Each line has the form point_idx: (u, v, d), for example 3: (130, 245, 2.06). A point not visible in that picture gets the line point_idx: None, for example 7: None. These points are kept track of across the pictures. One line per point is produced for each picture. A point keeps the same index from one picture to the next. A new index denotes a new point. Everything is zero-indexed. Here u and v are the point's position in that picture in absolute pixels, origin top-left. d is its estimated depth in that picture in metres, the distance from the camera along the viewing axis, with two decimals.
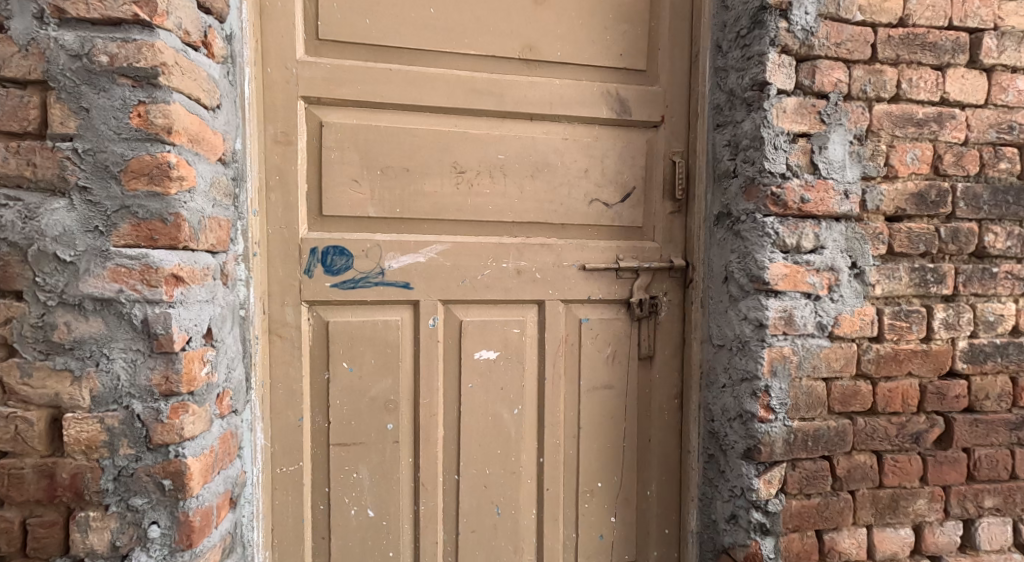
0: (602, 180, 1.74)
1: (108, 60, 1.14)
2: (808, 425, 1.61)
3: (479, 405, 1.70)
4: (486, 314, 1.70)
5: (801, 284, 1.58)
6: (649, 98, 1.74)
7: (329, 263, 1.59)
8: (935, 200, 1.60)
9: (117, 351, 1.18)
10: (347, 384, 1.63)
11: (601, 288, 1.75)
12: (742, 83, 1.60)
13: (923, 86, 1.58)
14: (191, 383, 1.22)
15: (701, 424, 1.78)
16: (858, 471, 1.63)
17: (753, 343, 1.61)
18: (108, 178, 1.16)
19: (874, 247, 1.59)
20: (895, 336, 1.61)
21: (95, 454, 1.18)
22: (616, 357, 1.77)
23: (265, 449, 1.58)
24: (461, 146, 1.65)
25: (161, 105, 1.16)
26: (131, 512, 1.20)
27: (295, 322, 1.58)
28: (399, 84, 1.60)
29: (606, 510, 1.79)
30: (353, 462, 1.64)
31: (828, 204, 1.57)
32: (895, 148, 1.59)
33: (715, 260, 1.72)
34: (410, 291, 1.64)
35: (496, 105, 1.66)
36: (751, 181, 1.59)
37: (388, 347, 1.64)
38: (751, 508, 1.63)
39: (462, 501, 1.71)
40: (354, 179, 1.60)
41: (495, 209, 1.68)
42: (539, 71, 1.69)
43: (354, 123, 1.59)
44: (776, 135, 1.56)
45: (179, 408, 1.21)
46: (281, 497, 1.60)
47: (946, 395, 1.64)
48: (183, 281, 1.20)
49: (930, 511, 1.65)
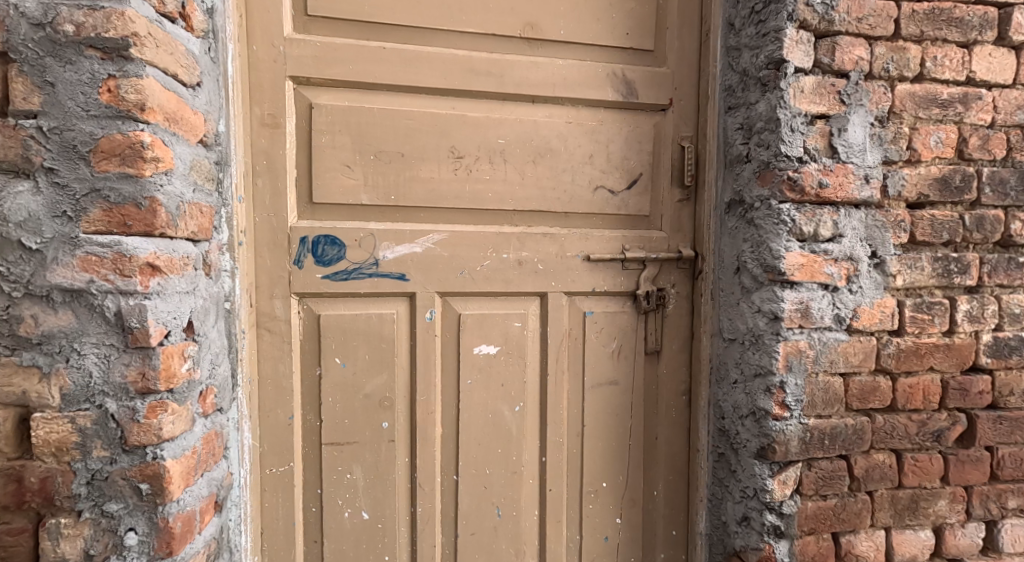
0: (608, 166, 1.66)
1: (74, 30, 1.05)
2: (825, 423, 1.53)
3: (479, 402, 1.63)
4: (486, 306, 1.62)
5: (818, 275, 1.50)
6: (656, 79, 1.66)
7: (320, 253, 1.51)
8: (960, 185, 1.51)
9: (89, 346, 1.10)
10: (339, 381, 1.55)
11: (607, 280, 1.67)
12: (756, 62, 1.51)
13: (948, 65, 1.49)
14: (169, 380, 1.14)
15: (711, 422, 1.70)
16: (876, 471, 1.55)
17: (767, 337, 1.53)
18: (77, 158, 1.07)
19: (895, 236, 1.51)
20: (916, 329, 1.53)
21: (66, 456, 1.09)
22: (621, 351, 1.69)
23: (252, 448, 1.50)
24: (459, 130, 1.57)
25: (133, 80, 1.08)
26: (106, 519, 1.12)
27: (285, 316, 1.50)
28: (393, 64, 1.52)
29: (611, 512, 1.72)
30: (346, 463, 1.56)
31: (847, 189, 1.49)
32: (918, 131, 1.50)
33: (726, 249, 1.63)
34: (406, 283, 1.56)
35: (495, 87, 1.58)
36: (766, 165, 1.51)
37: (383, 342, 1.56)
38: (764, 510, 1.55)
39: (461, 502, 1.63)
40: (347, 164, 1.51)
41: (495, 197, 1.60)
42: (542, 50, 1.60)
43: (345, 105, 1.50)
44: (792, 116, 1.47)
45: (157, 407, 1.13)
46: (271, 499, 1.52)
47: (969, 391, 1.55)
48: (159, 271, 1.12)
49: (951, 513, 1.57)
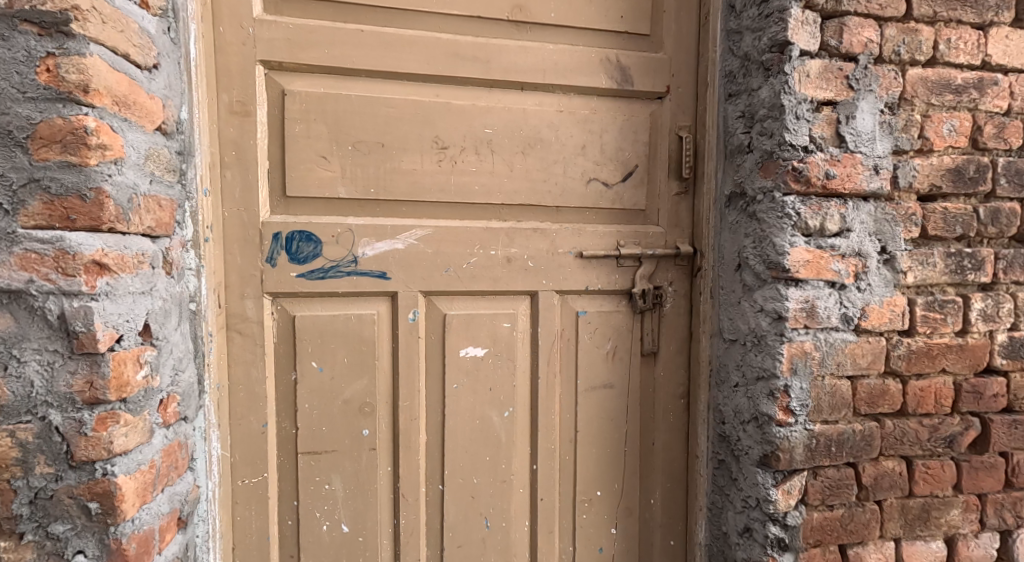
0: (601, 158, 1.56)
1: (6, 2, 0.96)
2: (831, 429, 1.45)
3: (466, 407, 1.53)
4: (474, 306, 1.53)
5: (824, 272, 1.41)
6: (653, 66, 1.57)
7: (294, 249, 1.41)
8: (974, 176, 1.42)
9: (30, 353, 1.00)
10: (316, 386, 1.45)
11: (601, 278, 1.58)
12: (759, 45, 1.42)
13: (963, 48, 1.40)
14: (121, 389, 1.04)
15: (711, 427, 1.61)
16: (885, 479, 1.46)
17: (770, 338, 1.44)
18: (12, 145, 0.98)
19: (905, 230, 1.42)
20: (927, 329, 1.44)
21: (5, 473, 1.00)
22: (616, 353, 1.60)
23: (221, 459, 1.40)
24: (443, 118, 1.47)
25: (74, 59, 0.98)
26: (51, 541, 1.03)
27: (257, 318, 1.41)
28: (372, 48, 1.42)
29: (605, 521, 1.63)
30: (325, 473, 1.47)
31: (855, 181, 1.40)
32: (931, 118, 1.41)
33: (727, 245, 1.54)
34: (388, 281, 1.46)
35: (482, 72, 1.48)
36: (769, 156, 1.42)
37: (363, 344, 1.47)
38: (767, 521, 1.46)
39: (447, 513, 1.54)
40: (323, 155, 1.42)
41: (483, 190, 1.51)
42: (531, 34, 1.51)
43: (321, 92, 1.41)
44: (797, 103, 1.38)
45: (107, 419, 1.03)
46: (244, 513, 1.43)
47: (983, 394, 1.47)
48: (107, 270, 1.02)
49: (965, 523, 1.49)
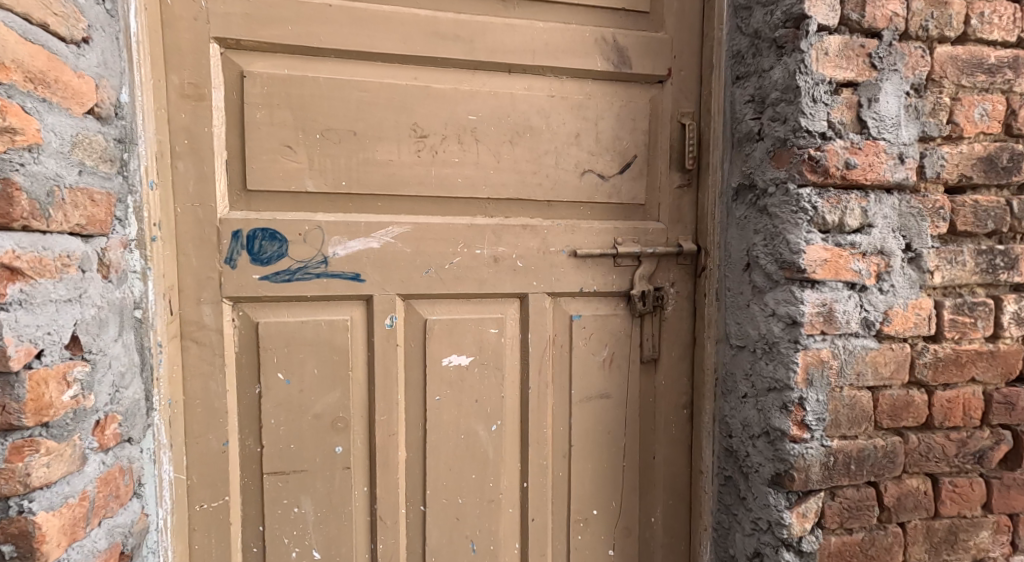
0: (597, 148, 1.43)
1: None
2: (851, 445, 1.31)
3: (449, 421, 1.40)
4: (458, 311, 1.39)
5: (842, 272, 1.28)
6: (653, 46, 1.43)
7: (256, 249, 1.27)
8: (1007, 166, 1.29)
9: None
10: (283, 400, 1.31)
11: (597, 279, 1.44)
12: (771, 21, 1.28)
13: (997, 23, 1.27)
14: (40, 413, 0.94)
15: (716, 441, 1.47)
16: (909, 500, 1.33)
17: (783, 345, 1.30)
18: None
19: (933, 225, 1.29)
20: (956, 334, 1.31)
21: None
22: (613, 360, 1.47)
23: (176, 482, 1.26)
24: (422, 104, 1.33)
25: None
26: None
27: (215, 325, 1.27)
28: (341, 25, 1.28)
29: (602, 543, 1.50)
30: (293, 495, 1.33)
31: (878, 171, 1.26)
32: (961, 101, 1.28)
33: (734, 242, 1.40)
34: (362, 284, 1.32)
35: (465, 53, 1.34)
36: (782, 143, 1.28)
37: (335, 353, 1.33)
38: (780, 547, 1.33)
39: (428, 538, 1.40)
40: (288, 144, 1.28)
41: (467, 182, 1.37)
42: (519, 11, 1.37)
43: (285, 74, 1.27)
44: (814, 84, 1.24)
45: (24, 447, 0.93)
46: (202, 541, 1.29)
47: (1016, 405, 1.33)
48: (20, 275, 0.91)
49: (995, 545, 1.35)
